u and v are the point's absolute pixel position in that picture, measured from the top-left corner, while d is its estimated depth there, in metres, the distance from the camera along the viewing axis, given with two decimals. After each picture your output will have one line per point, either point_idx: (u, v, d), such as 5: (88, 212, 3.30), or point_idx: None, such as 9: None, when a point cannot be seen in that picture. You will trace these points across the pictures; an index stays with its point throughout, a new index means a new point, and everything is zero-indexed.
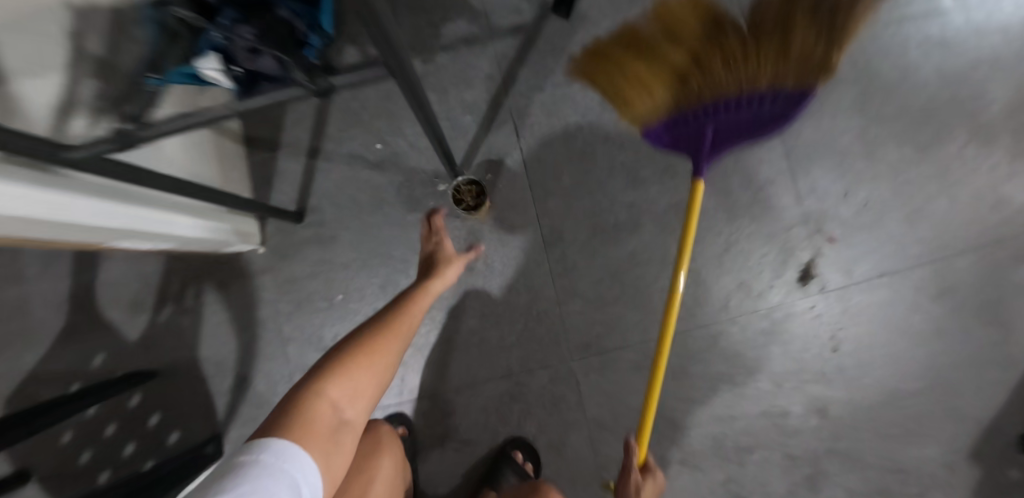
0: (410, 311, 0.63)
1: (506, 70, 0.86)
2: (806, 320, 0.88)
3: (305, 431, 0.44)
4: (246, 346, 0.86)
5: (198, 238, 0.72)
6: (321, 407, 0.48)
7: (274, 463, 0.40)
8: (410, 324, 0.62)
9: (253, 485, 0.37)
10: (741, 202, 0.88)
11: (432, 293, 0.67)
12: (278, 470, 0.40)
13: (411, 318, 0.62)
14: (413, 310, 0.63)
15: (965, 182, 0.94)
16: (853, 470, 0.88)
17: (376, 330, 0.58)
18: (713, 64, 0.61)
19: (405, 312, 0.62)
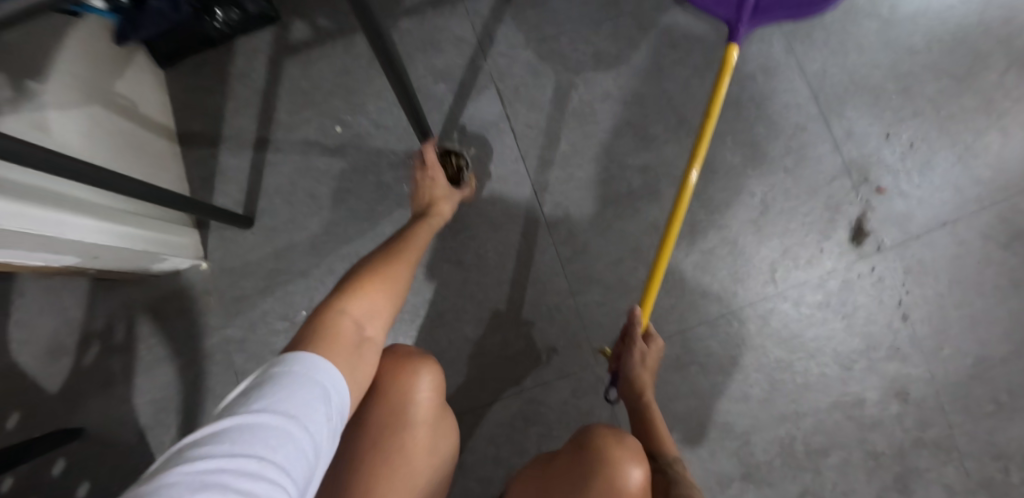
0: (418, 234, 0.55)
1: (482, 29, 0.73)
2: (868, 287, 0.73)
3: (330, 343, 0.37)
4: (192, 388, 0.69)
5: (99, 245, 0.54)
6: (344, 322, 0.40)
7: (304, 377, 0.33)
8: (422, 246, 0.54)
9: (286, 393, 0.30)
10: (771, 156, 0.75)
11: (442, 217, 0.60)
12: (310, 383, 0.33)
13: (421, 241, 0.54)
14: (424, 234, 0.56)
15: (1018, 113, 0.82)
16: (948, 463, 0.72)
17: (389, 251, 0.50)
18: None
19: (413, 235, 0.54)
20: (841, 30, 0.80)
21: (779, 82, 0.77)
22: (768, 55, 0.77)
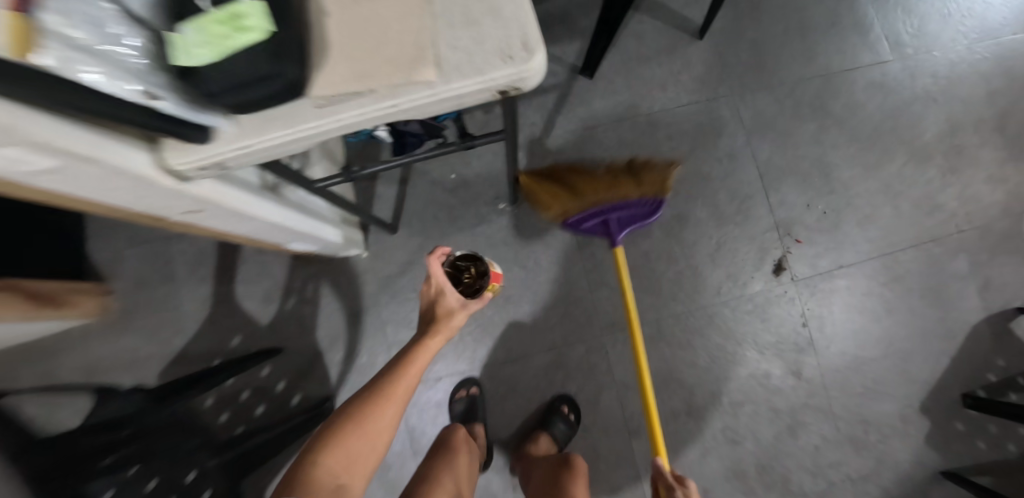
0: (407, 370, 0.74)
1: (547, 119, 1.16)
2: (781, 303, 1.13)
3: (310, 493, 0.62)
4: (354, 328, 1.13)
5: (340, 245, 1.02)
6: (321, 474, 0.65)
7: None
8: (405, 387, 0.73)
9: None
10: (728, 213, 1.15)
11: (439, 339, 0.77)
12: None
13: (406, 381, 0.74)
14: (410, 374, 0.74)
15: (904, 194, 1.20)
16: (825, 420, 1.12)
17: (372, 399, 0.71)
18: (603, 184, 0.97)
19: (401, 375, 0.74)
20: (785, 131, 1.19)
21: (738, 165, 1.17)
22: (733, 146, 1.17)
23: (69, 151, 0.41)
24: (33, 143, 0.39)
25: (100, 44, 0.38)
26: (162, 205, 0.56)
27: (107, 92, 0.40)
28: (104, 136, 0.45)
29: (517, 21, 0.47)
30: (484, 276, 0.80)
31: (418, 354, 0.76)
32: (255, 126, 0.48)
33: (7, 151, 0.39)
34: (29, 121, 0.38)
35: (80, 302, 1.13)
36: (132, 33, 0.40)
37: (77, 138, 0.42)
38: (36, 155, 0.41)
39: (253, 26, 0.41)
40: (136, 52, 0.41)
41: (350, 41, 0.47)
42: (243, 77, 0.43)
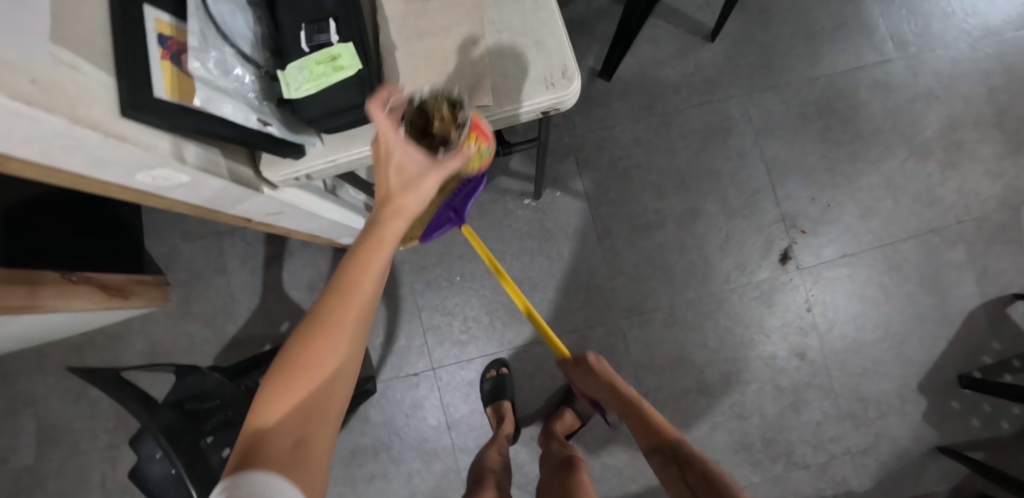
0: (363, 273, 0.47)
1: (568, 120, 1.25)
2: (786, 290, 1.22)
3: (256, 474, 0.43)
4: (391, 314, 1.23)
5: None
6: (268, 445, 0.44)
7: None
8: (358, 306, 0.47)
9: None
10: (737, 207, 1.23)
11: (402, 220, 0.50)
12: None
13: (363, 289, 0.47)
14: (366, 278, 0.48)
15: (905, 187, 1.28)
16: (827, 398, 1.21)
17: (311, 336, 0.46)
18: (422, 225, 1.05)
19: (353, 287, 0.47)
20: (792, 129, 1.27)
21: (746, 162, 1.25)
22: (741, 144, 1.25)
23: (204, 169, 0.52)
24: (185, 164, 0.49)
25: (229, 85, 0.49)
26: (254, 209, 0.67)
27: (239, 123, 0.50)
28: (223, 154, 0.55)
29: (558, 53, 0.57)
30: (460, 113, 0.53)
31: (371, 247, 0.48)
32: (339, 144, 0.59)
33: (162, 171, 0.49)
34: (180, 148, 0.49)
35: (143, 292, 1.21)
36: (247, 73, 0.51)
37: (208, 158, 0.53)
38: (181, 175, 0.51)
39: (346, 64, 0.52)
40: (252, 90, 0.52)
41: (415, 72, 0.57)
42: (339, 106, 0.52)
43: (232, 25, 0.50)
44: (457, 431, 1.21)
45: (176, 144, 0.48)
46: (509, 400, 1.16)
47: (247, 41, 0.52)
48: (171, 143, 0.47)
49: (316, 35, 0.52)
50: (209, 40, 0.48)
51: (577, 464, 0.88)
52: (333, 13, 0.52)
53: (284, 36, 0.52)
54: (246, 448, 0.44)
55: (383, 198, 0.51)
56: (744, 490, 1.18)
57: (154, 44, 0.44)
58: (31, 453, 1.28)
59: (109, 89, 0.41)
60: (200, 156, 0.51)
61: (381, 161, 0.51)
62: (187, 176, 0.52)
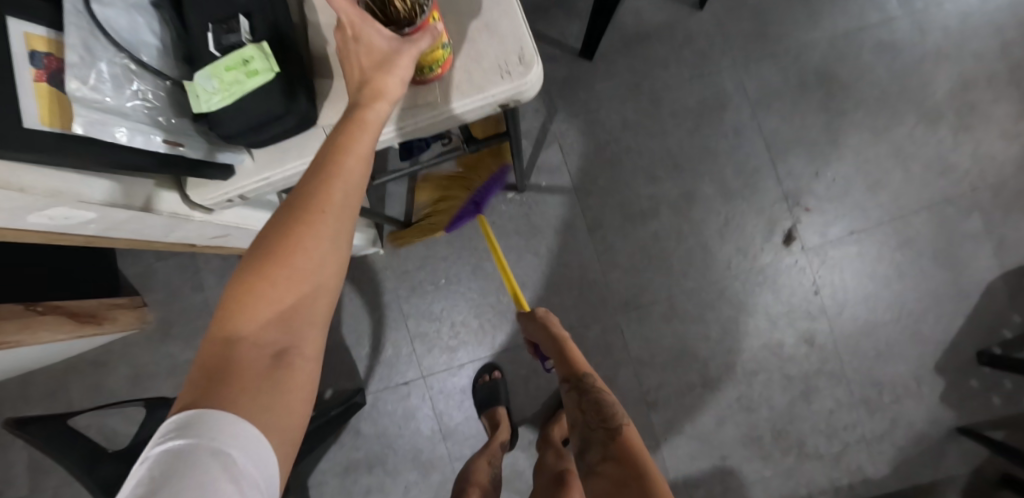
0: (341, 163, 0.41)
1: (549, 104, 1.16)
2: (792, 272, 1.15)
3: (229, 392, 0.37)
4: (377, 322, 1.17)
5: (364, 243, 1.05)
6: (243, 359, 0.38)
7: (209, 450, 0.34)
8: (338, 201, 0.41)
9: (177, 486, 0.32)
10: (735, 187, 1.16)
11: (380, 106, 0.43)
12: (214, 458, 0.34)
13: (342, 182, 0.41)
14: (346, 168, 0.41)
15: (915, 155, 1.19)
16: (839, 385, 1.15)
17: (282, 237, 0.39)
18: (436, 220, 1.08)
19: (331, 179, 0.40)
20: (791, 100, 1.18)
21: (744, 138, 1.17)
22: (738, 120, 1.17)
23: (107, 203, 0.48)
24: (80, 201, 0.45)
25: (124, 104, 0.42)
26: (194, 234, 0.64)
27: (138, 146, 0.44)
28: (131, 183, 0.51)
29: (514, 36, 0.50)
30: None
31: (352, 132, 0.42)
32: (272, 158, 0.53)
33: (56, 211, 0.45)
34: (71, 184, 0.44)
35: (120, 317, 1.15)
36: (146, 86, 0.44)
37: (111, 190, 0.49)
38: (81, 211, 0.47)
39: (260, 68, 0.44)
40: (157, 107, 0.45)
41: None
42: (258, 118, 0.46)
43: (129, 30, 0.43)
44: (452, 440, 1.15)
45: (67, 179, 0.44)
46: (504, 406, 1.09)
47: (150, 47, 0.45)
48: (62, 179, 0.43)
49: (225, 36, 0.44)
50: (93, 50, 0.40)
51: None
52: (244, 9, 0.45)
53: (191, 39, 0.45)
54: (218, 360, 0.38)
55: (355, 85, 0.43)
56: (756, 485, 1.13)
57: (22, 64, 0.37)
58: (20, 487, 1.23)
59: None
60: (102, 189, 0.47)
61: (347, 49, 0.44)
62: (91, 212, 0.48)
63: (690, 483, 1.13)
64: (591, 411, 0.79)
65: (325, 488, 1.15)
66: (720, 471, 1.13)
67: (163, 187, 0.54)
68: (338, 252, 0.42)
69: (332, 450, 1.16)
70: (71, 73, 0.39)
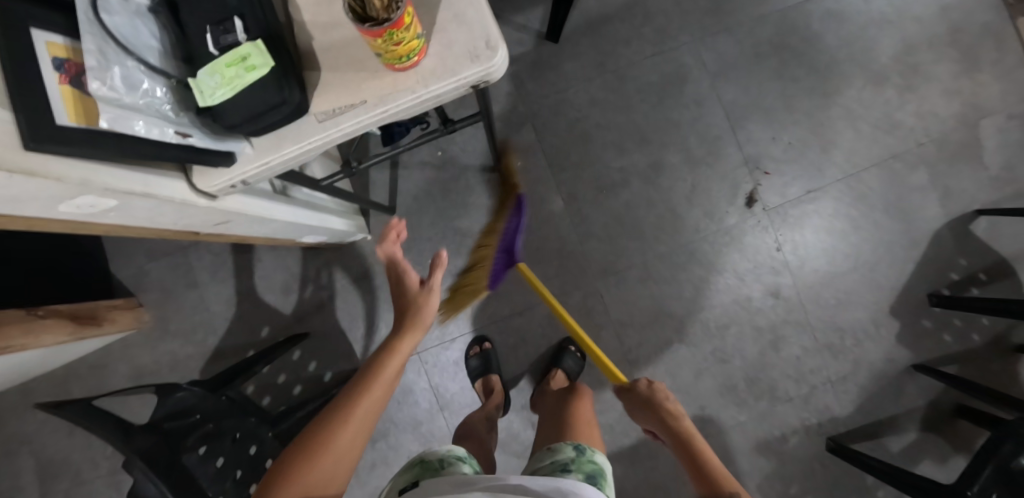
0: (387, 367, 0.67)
1: (519, 87, 1.22)
2: (756, 232, 1.24)
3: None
4: (370, 304, 1.23)
5: (352, 232, 1.10)
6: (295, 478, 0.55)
7: None
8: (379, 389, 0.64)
9: None
10: (699, 155, 1.23)
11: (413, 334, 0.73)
12: None
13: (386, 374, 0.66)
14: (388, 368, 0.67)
15: (864, 116, 1.28)
16: (803, 333, 1.24)
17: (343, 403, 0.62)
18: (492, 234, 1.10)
19: (376, 376, 0.65)
20: (747, 69, 1.25)
21: (705, 108, 1.24)
22: (698, 91, 1.24)
23: (127, 191, 0.52)
24: (106, 189, 0.50)
25: (138, 101, 0.48)
26: (199, 221, 0.68)
27: (155, 137, 0.50)
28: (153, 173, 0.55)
29: (480, 23, 0.56)
30: None
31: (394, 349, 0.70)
32: (269, 145, 0.58)
33: (84, 197, 0.50)
34: (99, 173, 0.49)
35: (119, 316, 1.18)
36: (157, 85, 0.51)
37: (133, 179, 0.53)
38: (106, 198, 0.52)
39: (257, 63, 0.51)
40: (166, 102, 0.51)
41: (338, 63, 0.57)
42: (258, 108, 0.52)
43: (133, 36, 0.49)
44: (449, 410, 1.22)
45: (94, 170, 0.48)
46: (497, 373, 1.18)
47: (155, 50, 0.51)
48: (89, 169, 0.48)
49: (223, 36, 0.50)
50: (107, 54, 0.46)
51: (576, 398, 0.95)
52: (238, 10, 0.51)
53: (189, 41, 0.51)
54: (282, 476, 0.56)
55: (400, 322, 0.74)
56: (733, 430, 1.22)
57: (49, 70, 0.42)
58: (35, 488, 1.27)
59: (8, 125, 0.40)
60: (124, 179, 0.52)
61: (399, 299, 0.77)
62: (113, 199, 0.52)
63: None
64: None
65: None
66: (699, 420, 1.22)
67: (175, 176, 0.58)
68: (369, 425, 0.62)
69: None
70: (92, 75, 0.45)
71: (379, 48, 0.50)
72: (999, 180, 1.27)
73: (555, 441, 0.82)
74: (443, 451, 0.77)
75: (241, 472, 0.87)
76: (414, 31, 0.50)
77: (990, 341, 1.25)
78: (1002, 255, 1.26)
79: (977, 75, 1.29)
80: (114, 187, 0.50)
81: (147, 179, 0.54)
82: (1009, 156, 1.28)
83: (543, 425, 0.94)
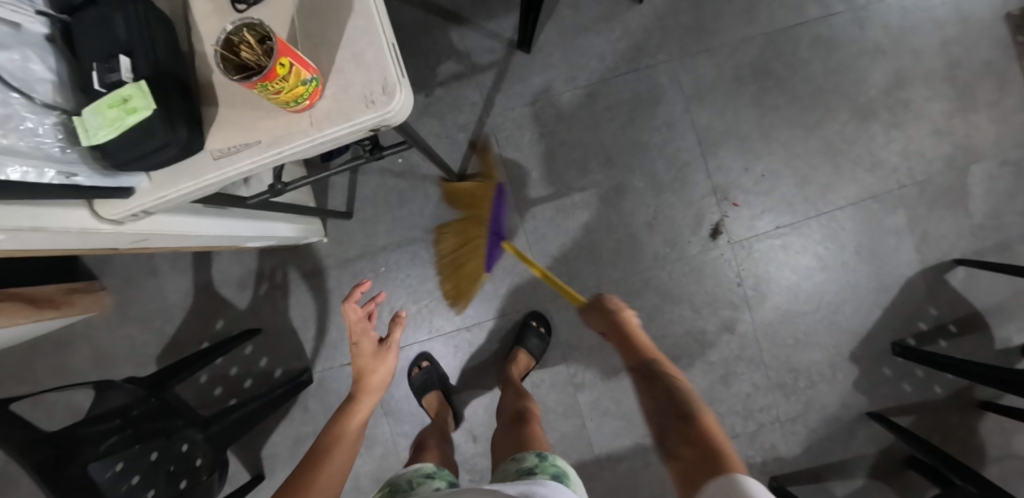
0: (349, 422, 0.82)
1: (486, 98, 1.20)
2: (717, 264, 1.20)
3: None
4: (322, 306, 1.23)
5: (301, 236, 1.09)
6: None
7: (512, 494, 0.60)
8: (343, 447, 0.78)
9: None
10: (666, 181, 1.20)
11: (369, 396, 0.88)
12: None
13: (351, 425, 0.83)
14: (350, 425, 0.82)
15: (845, 152, 1.22)
16: (757, 370, 1.22)
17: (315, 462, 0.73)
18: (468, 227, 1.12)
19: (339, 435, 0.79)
20: (725, 94, 1.20)
21: (677, 132, 1.20)
22: (672, 113, 1.20)
23: (14, 227, 0.54)
24: None
25: (17, 142, 0.48)
26: (112, 240, 0.68)
27: (32, 181, 0.50)
28: (46, 207, 0.56)
29: (378, 66, 0.54)
30: (266, 39, 0.50)
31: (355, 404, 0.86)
32: (166, 179, 0.57)
33: None
34: None
35: (78, 300, 1.17)
36: (44, 121, 0.50)
37: (20, 215, 0.54)
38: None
39: (138, 105, 0.49)
40: (52, 141, 0.51)
41: (236, 100, 0.56)
42: (143, 149, 0.51)
43: (20, 69, 0.48)
44: (394, 416, 1.23)
45: None
46: (440, 389, 1.18)
47: (46, 83, 0.50)
48: None
49: (108, 75, 0.50)
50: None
51: (531, 418, 0.92)
52: (126, 48, 0.50)
53: (81, 76, 0.51)
54: None
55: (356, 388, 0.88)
56: None
57: None
58: None
59: None
60: (10, 214, 0.53)
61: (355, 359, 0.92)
62: (0, 234, 0.54)
63: (613, 458, 1.21)
64: (672, 409, 0.70)
65: (277, 459, 1.22)
66: (641, 448, 1.21)
67: (74, 206, 0.59)
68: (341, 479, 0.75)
69: (283, 424, 1.22)
70: None
71: (262, 96, 0.51)
72: (983, 228, 1.21)
73: (517, 452, 0.79)
74: (411, 472, 0.78)
75: (173, 466, 0.89)
76: (298, 78, 0.49)
77: (952, 395, 1.21)
78: (975, 308, 1.21)
79: (973, 116, 1.22)
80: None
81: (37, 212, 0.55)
82: (996, 204, 1.21)
83: (496, 455, 0.87)
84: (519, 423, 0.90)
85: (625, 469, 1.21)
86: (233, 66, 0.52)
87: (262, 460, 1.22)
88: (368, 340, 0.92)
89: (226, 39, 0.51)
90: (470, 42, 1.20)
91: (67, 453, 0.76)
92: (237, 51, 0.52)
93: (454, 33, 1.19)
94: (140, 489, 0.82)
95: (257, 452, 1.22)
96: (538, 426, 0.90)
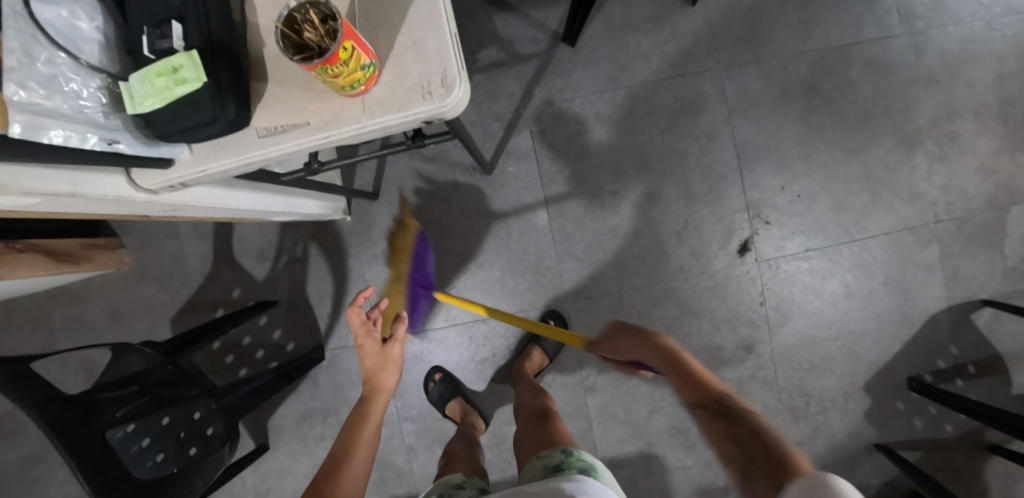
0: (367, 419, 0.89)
1: (526, 89, 1.17)
2: (741, 281, 1.19)
3: None
4: (340, 285, 1.23)
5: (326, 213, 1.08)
6: None
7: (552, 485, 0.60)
8: (364, 437, 0.85)
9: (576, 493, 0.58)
10: (699, 193, 1.17)
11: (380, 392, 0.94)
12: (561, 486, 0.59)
13: (368, 419, 0.89)
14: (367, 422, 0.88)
15: (885, 180, 1.19)
16: (769, 391, 1.21)
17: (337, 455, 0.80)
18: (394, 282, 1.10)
19: (358, 428, 0.86)
20: (770, 109, 1.17)
21: (716, 143, 1.17)
22: (713, 124, 1.17)
23: (50, 191, 0.53)
24: (23, 192, 0.50)
25: (61, 105, 0.47)
26: (144, 209, 0.67)
27: (71, 146, 0.49)
28: (84, 172, 0.55)
29: (439, 57, 0.52)
30: (329, 19, 0.48)
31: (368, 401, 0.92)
32: (207, 154, 0.56)
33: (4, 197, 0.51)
34: (21, 177, 0.49)
35: (97, 257, 1.17)
36: (88, 84, 0.48)
37: (57, 180, 0.53)
38: (31, 196, 0.53)
39: (188, 77, 0.48)
40: (95, 106, 0.49)
41: (288, 79, 0.54)
42: (189, 122, 0.50)
43: (67, 27, 0.47)
44: (401, 401, 1.22)
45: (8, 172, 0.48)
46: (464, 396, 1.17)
47: (93, 43, 0.49)
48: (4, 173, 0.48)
49: (159, 41, 0.48)
50: (31, 51, 0.45)
51: (554, 416, 0.90)
52: (179, 14, 0.49)
53: (132, 41, 0.49)
54: None
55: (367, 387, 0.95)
56: (677, 471, 1.21)
57: None
58: None
59: None
60: (47, 179, 0.52)
61: (361, 359, 0.98)
62: (36, 197, 0.53)
63: (616, 464, 1.21)
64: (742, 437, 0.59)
65: (283, 430, 1.23)
66: (644, 457, 1.21)
67: (111, 174, 0.58)
68: (366, 466, 0.81)
69: (292, 397, 1.23)
70: (10, 78, 0.43)
71: (319, 78, 0.49)
72: (1015, 272, 1.19)
73: (545, 449, 0.77)
74: (440, 485, 0.77)
75: (184, 432, 0.89)
76: (358, 62, 0.47)
77: (962, 435, 1.20)
78: (998, 351, 1.19)
79: (1021, 156, 1.19)
80: (33, 189, 0.51)
81: (74, 177, 0.54)
82: None
83: (519, 454, 0.85)
84: (542, 421, 0.89)
85: (626, 475, 1.21)
86: (292, 44, 0.49)
87: (268, 429, 1.23)
88: (373, 340, 0.98)
89: (287, 16, 0.49)
90: (514, 30, 1.16)
91: (77, 419, 0.77)
92: (298, 30, 0.49)
93: (498, 19, 1.16)
94: (148, 453, 0.84)
95: (264, 422, 1.23)
96: (561, 422, 0.90)
